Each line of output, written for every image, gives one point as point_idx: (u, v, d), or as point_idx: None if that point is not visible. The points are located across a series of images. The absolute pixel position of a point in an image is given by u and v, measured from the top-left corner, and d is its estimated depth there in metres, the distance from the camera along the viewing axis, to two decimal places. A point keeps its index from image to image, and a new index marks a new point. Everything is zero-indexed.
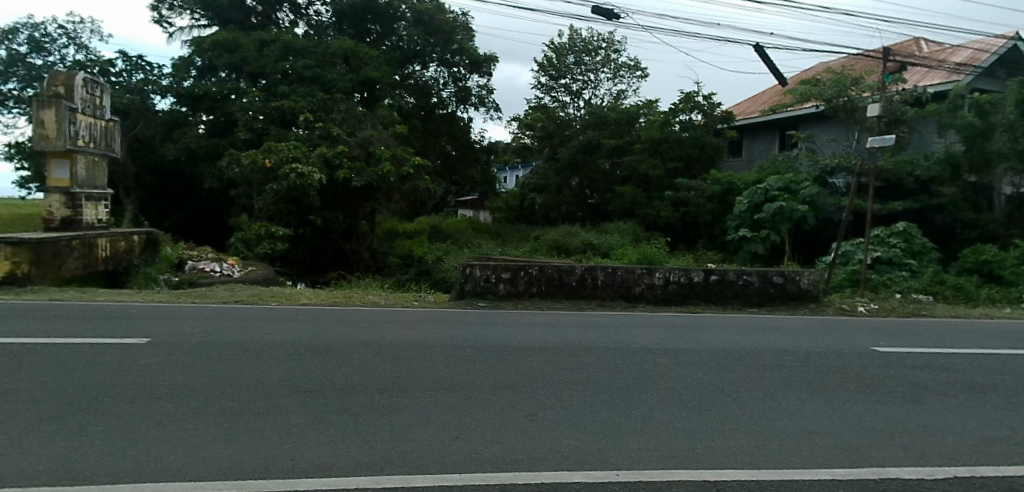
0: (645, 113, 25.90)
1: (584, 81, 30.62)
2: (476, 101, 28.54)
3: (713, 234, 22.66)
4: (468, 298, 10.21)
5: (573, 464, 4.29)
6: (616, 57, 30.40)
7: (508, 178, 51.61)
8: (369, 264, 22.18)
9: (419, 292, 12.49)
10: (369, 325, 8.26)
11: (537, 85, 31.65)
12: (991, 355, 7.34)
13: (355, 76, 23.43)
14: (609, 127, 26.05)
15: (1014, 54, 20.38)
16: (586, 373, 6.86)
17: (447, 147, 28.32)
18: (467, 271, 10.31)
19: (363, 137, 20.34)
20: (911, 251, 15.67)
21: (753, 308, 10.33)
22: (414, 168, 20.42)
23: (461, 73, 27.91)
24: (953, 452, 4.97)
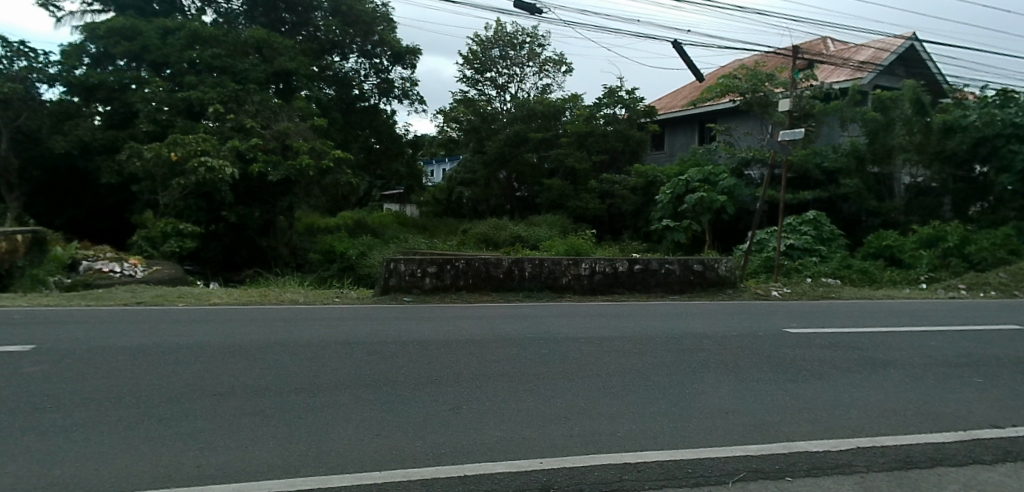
0: (570, 107, 26.25)
1: (509, 75, 30.65)
2: (399, 94, 27.52)
3: (638, 225, 23.54)
4: (391, 294, 9.83)
5: (498, 453, 3.98)
6: (542, 51, 30.62)
7: (435, 172, 50.53)
8: (288, 260, 21.12)
9: (339, 288, 11.75)
10: (287, 323, 7.00)
11: (462, 79, 31.32)
12: (896, 336, 7.85)
13: (269, 67, 21.92)
14: (537, 121, 25.92)
15: (910, 54, 22.00)
16: (511, 363, 5.90)
17: (370, 139, 26.91)
18: (391, 265, 9.94)
19: (279, 130, 19.39)
20: (823, 238, 16.64)
21: (673, 295, 10.82)
22: (335, 161, 19.75)
23: (384, 64, 26.74)
24: (852, 423, 5.18)
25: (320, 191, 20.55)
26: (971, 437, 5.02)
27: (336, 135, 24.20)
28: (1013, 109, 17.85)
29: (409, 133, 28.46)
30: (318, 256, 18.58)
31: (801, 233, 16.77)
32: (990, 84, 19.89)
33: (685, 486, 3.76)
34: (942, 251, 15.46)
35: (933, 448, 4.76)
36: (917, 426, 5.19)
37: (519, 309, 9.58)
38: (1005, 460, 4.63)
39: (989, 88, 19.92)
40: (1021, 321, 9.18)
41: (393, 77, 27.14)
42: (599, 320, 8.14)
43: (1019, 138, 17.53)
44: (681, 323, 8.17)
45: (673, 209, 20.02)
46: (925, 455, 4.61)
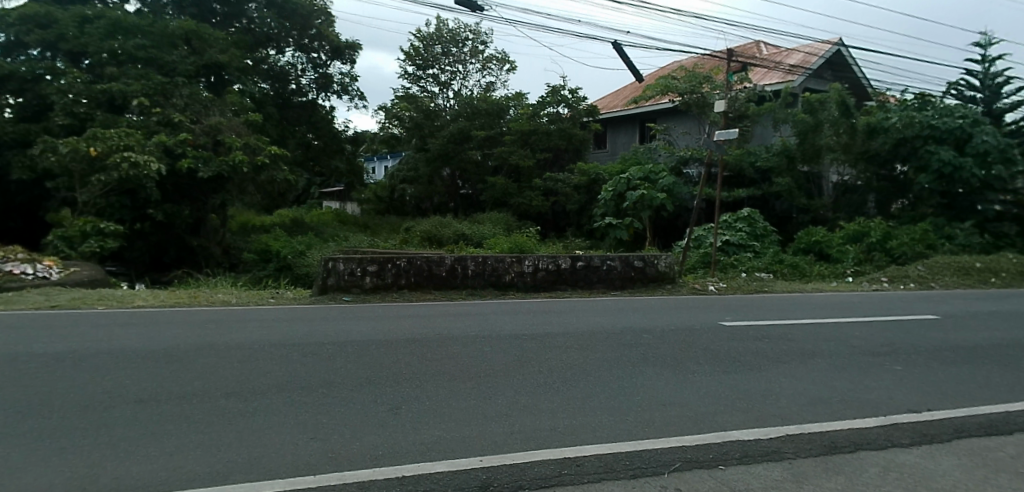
0: (514, 106, 26.35)
1: (452, 72, 30.49)
2: (339, 89, 26.92)
3: (581, 222, 23.82)
4: (330, 293, 9.63)
5: (438, 453, 3.95)
6: (484, 49, 30.61)
7: (377, 169, 49.76)
8: (220, 260, 20.46)
9: (277, 288, 11.43)
10: (215, 326, 6.73)
11: (403, 75, 30.97)
12: (823, 328, 8.24)
13: (199, 59, 21.05)
14: (481, 118, 25.79)
15: (836, 58, 23.09)
16: (453, 362, 5.86)
17: (308, 135, 26.21)
18: (329, 264, 9.73)
19: (210, 125, 18.70)
20: (757, 234, 17.25)
21: (615, 290, 11.03)
22: (270, 157, 19.17)
23: (322, 58, 26.08)
24: (783, 411, 5.41)
25: (256, 188, 20.07)
26: (891, 422, 5.33)
27: (272, 131, 23.50)
28: (929, 112, 18.98)
29: (349, 130, 27.91)
30: (253, 255, 17.96)
31: (736, 229, 17.35)
32: (909, 88, 21.06)
33: (623, 479, 3.84)
34: (866, 246, 16.30)
35: (856, 433, 5.03)
36: (842, 413, 5.47)
37: (462, 307, 9.54)
38: (921, 443, 4.95)
39: (908, 91, 21.08)
40: (933, 310, 9.80)
41: (331, 72, 26.50)
42: (541, 316, 8.21)
43: (935, 139, 18.65)
44: (621, 319, 8.33)
45: (615, 206, 20.39)
46: (849, 440, 4.87)
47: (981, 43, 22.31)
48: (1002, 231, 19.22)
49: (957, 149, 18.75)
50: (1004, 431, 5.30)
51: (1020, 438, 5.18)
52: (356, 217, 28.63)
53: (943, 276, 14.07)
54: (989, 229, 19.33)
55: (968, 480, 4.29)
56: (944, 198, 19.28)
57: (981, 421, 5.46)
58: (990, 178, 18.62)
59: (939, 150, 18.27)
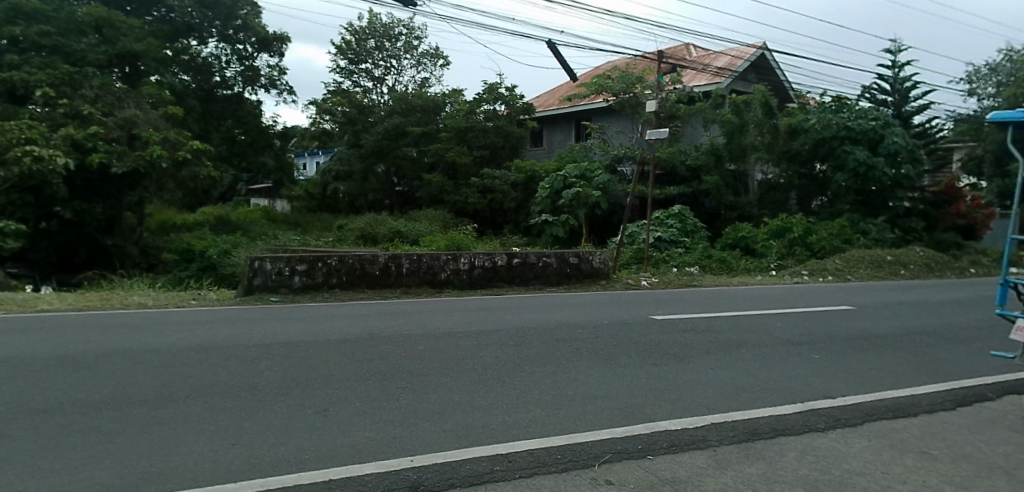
0: (450, 102, 26.27)
1: (386, 67, 30.05)
2: (266, 83, 26.03)
3: (518, 219, 23.90)
4: (257, 294, 9.31)
5: (367, 454, 3.89)
6: (419, 44, 30.29)
7: (308, 164, 48.36)
8: (137, 260, 19.20)
9: (200, 289, 10.97)
10: (128, 330, 6.38)
11: (335, 69, 30.29)
12: (746, 319, 8.63)
13: (111, 48, 19.82)
14: (415, 115, 25.87)
15: (761, 61, 24.15)
16: (385, 362, 5.78)
17: (234, 130, 25.21)
18: (255, 263, 9.40)
19: (124, 117, 17.64)
20: (687, 230, 17.80)
21: (551, 286, 11.17)
22: (192, 153, 18.59)
23: (248, 50, 25.12)
24: (708, 401, 5.62)
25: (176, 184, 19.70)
26: (809, 408, 5.64)
27: (195, 126, 22.85)
28: (846, 115, 20.09)
29: (278, 125, 26.98)
30: (174, 255, 17.09)
31: (668, 226, 17.83)
32: (827, 91, 22.24)
33: (554, 472, 3.90)
34: (788, 241, 17.12)
35: (777, 419, 5.29)
36: (764, 401, 5.74)
37: (396, 305, 9.42)
38: (835, 427, 5.26)
39: (827, 95, 22.25)
40: (848, 301, 10.43)
41: (259, 65, 25.64)
42: (477, 314, 8.21)
43: (850, 140, 19.77)
44: (555, 314, 8.44)
45: (551, 204, 20.64)
46: (770, 427, 5.12)
47: (890, 51, 23.82)
48: (911, 226, 20.63)
49: (871, 149, 19.94)
50: (908, 414, 5.70)
51: (921, 420, 5.58)
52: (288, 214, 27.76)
53: (857, 269, 14.99)
54: (899, 224, 20.69)
55: (876, 461, 4.58)
56: (859, 196, 20.51)
57: (887, 404, 5.86)
58: (900, 177, 19.91)
59: (854, 151, 19.41)
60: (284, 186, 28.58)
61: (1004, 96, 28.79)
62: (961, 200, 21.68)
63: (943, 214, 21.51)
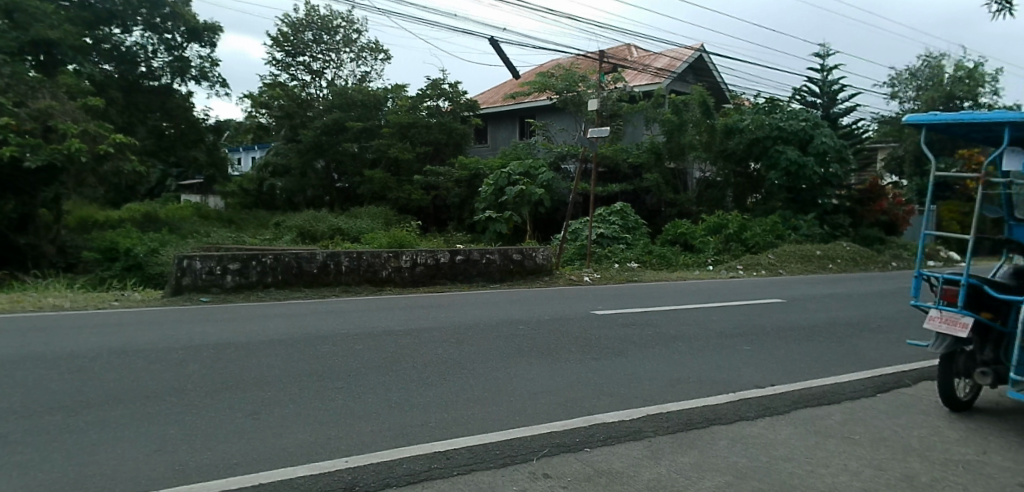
0: (392, 97, 25.83)
1: (325, 60, 29.41)
2: (197, 75, 25.00)
3: (462, 216, 23.67)
4: (186, 294, 8.96)
5: (298, 457, 3.80)
6: (358, 37, 29.74)
7: (244, 160, 46.72)
8: (55, 260, 18.16)
9: (123, 290, 10.45)
10: (39, 334, 6.03)
11: (271, 61, 29.49)
12: (681, 313, 8.91)
13: (24, 35, 18.63)
14: (356, 110, 25.47)
15: (698, 63, 24.95)
16: (322, 363, 5.67)
17: (162, 123, 24.21)
18: (185, 262, 9.05)
19: (39, 108, 16.68)
20: (629, 227, 18.13)
21: (494, 283, 11.20)
22: (115, 146, 17.80)
23: (176, 40, 24.15)
24: (645, 393, 5.77)
25: (98, 180, 18.69)
26: (740, 398, 5.86)
27: (118, 118, 21.80)
28: (778, 116, 20.85)
29: (211, 118, 26.02)
30: (96, 254, 16.16)
31: (610, 223, 18.10)
32: (761, 93, 23.10)
33: (492, 468, 3.92)
34: (724, 237, 17.71)
35: (709, 409, 5.48)
36: (698, 392, 5.93)
37: (335, 303, 9.25)
38: (764, 415, 5.49)
39: (760, 96, 23.10)
40: (779, 294, 10.89)
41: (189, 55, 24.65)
42: (418, 311, 8.15)
43: (783, 140, 20.58)
44: (497, 311, 8.46)
45: (495, 201, 20.51)
46: (702, 417, 5.29)
47: (819, 55, 24.93)
48: (838, 222, 21.72)
49: (802, 149, 20.83)
50: (832, 401, 6.01)
51: (843, 406, 5.89)
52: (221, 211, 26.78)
53: (788, 263, 15.67)
54: (827, 221, 21.75)
55: (802, 447, 4.80)
56: (791, 193, 21.42)
57: (813, 392, 6.16)
58: (828, 176, 20.89)
59: (786, 150, 20.22)
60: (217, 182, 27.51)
61: (923, 99, 30.63)
62: (884, 198, 22.95)
63: (868, 212, 22.69)
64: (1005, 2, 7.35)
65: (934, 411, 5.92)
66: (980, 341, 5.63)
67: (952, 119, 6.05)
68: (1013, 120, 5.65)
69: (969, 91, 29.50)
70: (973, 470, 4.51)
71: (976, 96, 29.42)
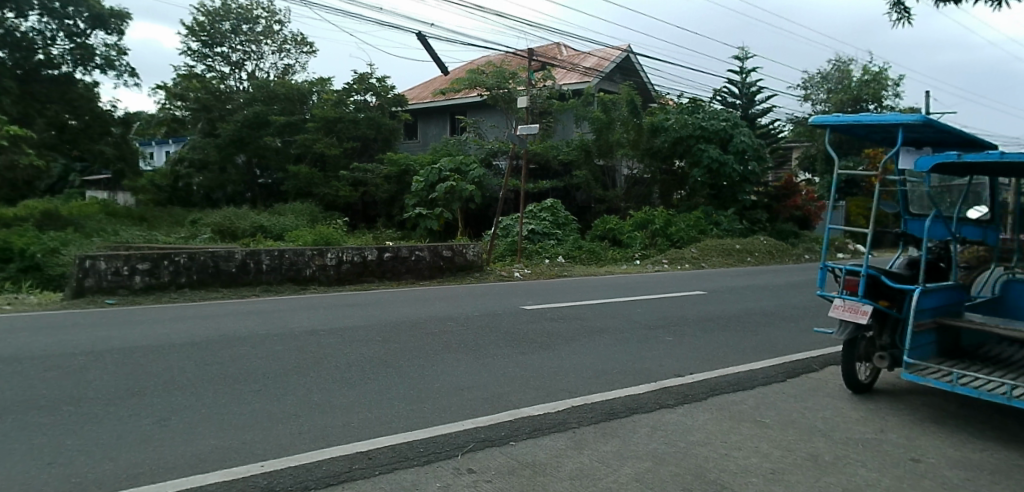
0: (317, 91, 25.20)
1: (245, 52, 28.36)
2: (103, 64, 23.51)
3: (391, 213, 23.38)
4: (88, 297, 8.45)
5: (212, 463, 3.67)
6: (279, 29, 28.79)
7: (157, 153, 44.25)
8: None
9: (16, 293, 9.73)
10: None
11: (186, 51, 28.16)
12: (604, 307, 9.15)
13: None
14: (278, 103, 24.75)
15: (625, 63, 25.59)
16: (238, 365, 5.48)
17: (64, 114, 22.62)
18: (88, 263, 8.53)
19: None
20: (559, 223, 18.34)
21: (423, 281, 11.17)
22: (8, 138, 16.44)
23: (78, 27, 22.60)
24: (571, 386, 5.90)
25: None
26: (661, 387, 6.09)
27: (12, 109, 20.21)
28: (702, 115, 21.67)
29: (118, 110, 24.50)
30: None
31: (540, 219, 18.28)
32: (684, 93, 23.95)
33: (416, 465, 3.92)
34: (650, 232, 18.29)
35: (632, 399, 5.67)
36: (622, 382, 6.12)
37: (252, 303, 8.97)
38: (683, 402, 5.73)
39: (684, 96, 23.95)
40: (700, 287, 11.35)
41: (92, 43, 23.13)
42: (343, 310, 8.01)
43: (705, 139, 21.42)
44: (425, 308, 8.42)
45: (426, 198, 20.36)
46: (625, 406, 5.47)
47: (738, 58, 26.08)
48: (757, 217, 22.88)
49: (722, 147, 21.78)
50: (746, 387, 6.33)
51: (756, 391, 6.22)
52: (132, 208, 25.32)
53: (710, 257, 16.37)
54: (747, 216, 22.84)
55: (717, 432, 5.04)
56: (713, 190, 22.31)
57: (729, 380, 6.47)
58: (747, 174, 21.93)
59: (708, 149, 21.06)
60: (127, 177, 25.92)
61: (834, 101, 32.63)
62: (799, 195, 24.29)
63: (783, 207, 23.97)
64: (906, 12, 7.88)
65: (839, 394, 6.33)
66: (879, 326, 6.07)
67: (852, 121, 6.49)
68: (905, 121, 6.12)
69: (875, 94, 31.63)
70: (871, 447, 4.86)
71: (880, 98, 31.58)
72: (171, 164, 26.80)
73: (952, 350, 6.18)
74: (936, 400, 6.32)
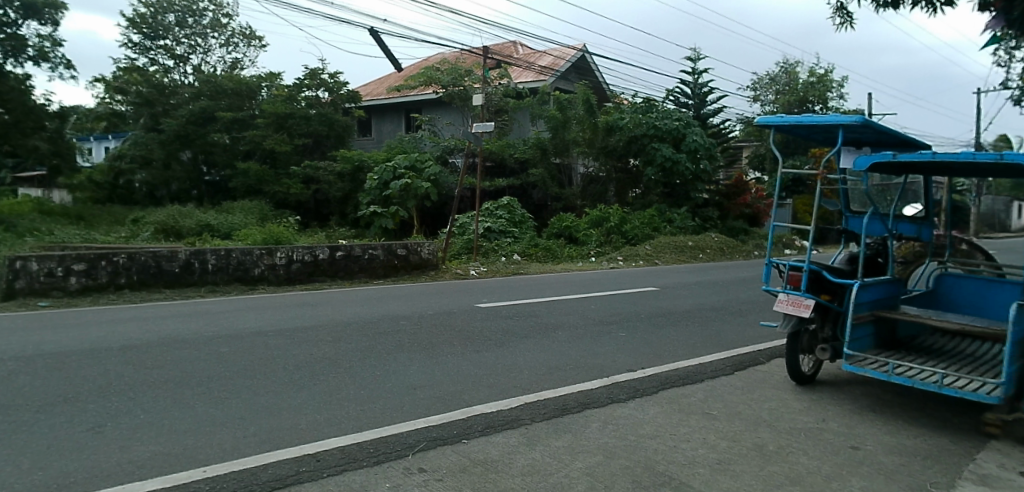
0: (267, 86, 24.65)
1: (190, 45, 27.50)
2: (36, 55, 22.42)
3: (345, 211, 23.04)
4: (20, 300, 8.06)
5: (152, 470, 3.55)
6: (228, 22, 28.04)
7: (97, 149, 42.36)
8: None
9: None
10: None
11: (126, 44, 27.11)
12: (555, 304, 9.24)
13: None
14: (226, 99, 24.12)
15: (580, 62, 25.85)
16: (180, 368, 5.32)
17: None
18: (18, 263, 8.14)
19: None
20: (515, 221, 18.36)
21: (378, 279, 11.08)
22: None
23: (9, 16, 21.52)
24: (524, 382, 5.95)
25: None
26: (612, 382, 6.18)
27: None
28: (655, 115, 22.08)
29: (53, 104, 23.37)
30: None
31: (496, 216, 18.30)
32: (637, 93, 24.38)
33: (365, 467, 3.88)
34: (605, 230, 18.52)
35: (584, 394, 5.75)
36: (575, 378, 6.20)
37: (196, 304, 8.71)
38: (634, 396, 5.84)
39: (638, 96, 24.34)
40: (651, 284, 11.56)
41: (24, 34, 22.02)
42: (293, 310, 7.88)
43: (658, 138, 21.84)
44: (377, 307, 8.36)
45: (380, 195, 19.92)
46: (578, 402, 5.54)
47: (690, 59, 26.66)
48: (708, 215, 23.45)
49: (675, 146, 22.25)
50: (696, 380, 6.49)
51: (705, 385, 6.39)
52: (69, 207, 24.19)
53: (664, 254, 16.72)
54: (699, 214, 23.39)
55: (666, 424, 5.16)
56: (666, 188, 22.76)
57: (680, 373, 6.62)
58: (699, 172, 22.47)
59: (661, 147, 21.48)
60: (64, 173, 24.75)
61: (782, 102, 33.74)
62: (748, 193, 25.01)
63: (733, 205, 24.61)
64: (845, 16, 8.17)
65: (783, 385, 6.55)
66: (821, 319, 6.30)
67: (795, 121, 6.70)
68: (844, 122, 6.37)
69: (820, 96, 32.88)
70: (814, 436, 5.05)
71: (825, 100, 32.84)
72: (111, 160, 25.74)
73: (889, 341, 6.47)
74: (874, 389, 6.61)
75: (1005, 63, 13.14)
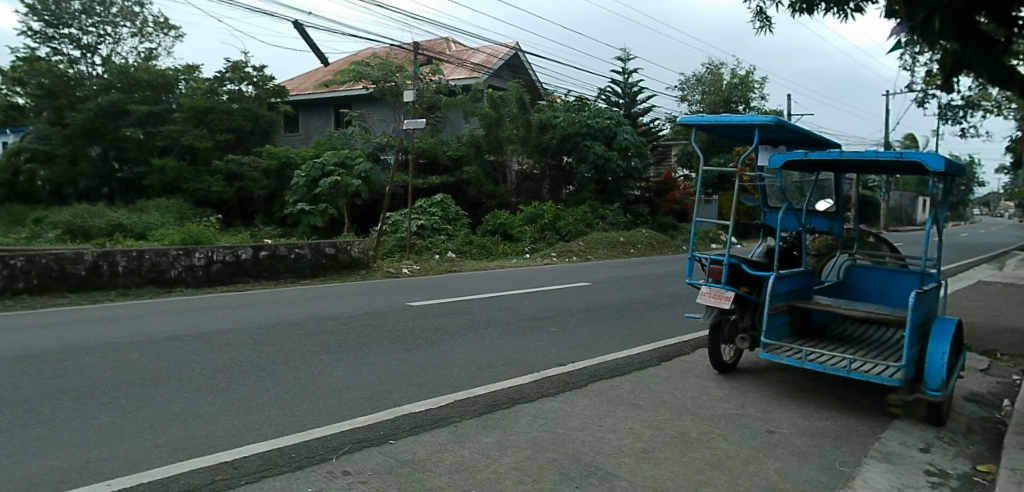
0: (184, 79, 23.62)
1: (98, 34, 25.91)
2: None
3: (271, 209, 22.29)
4: None
5: (48, 485, 3.35)
6: (141, 11, 26.60)
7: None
8: None
9: None
10: None
11: (25, 32, 25.23)
12: (483, 301, 9.29)
13: None
14: (140, 91, 22.86)
15: (513, 60, 26.03)
16: (84, 377, 5.03)
17: None
18: None
19: None
20: (449, 218, 18.25)
21: (305, 279, 10.82)
22: None
23: None
24: (454, 380, 5.96)
25: None
26: (542, 376, 6.29)
27: None
28: (587, 113, 22.54)
29: None
30: None
31: (430, 214, 18.15)
32: (569, 92, 24.78)
33: (285, 472, 3.79)
34: (540, 226, 18.69)
35: (515, 389, 5.82)
36: (505, 374, 6.25)
37: (102, 308, 8.20)
38: (564, 390, 5.96)
39: (570, 94, 24.74)
40: (582, 279, 11.78)
41: None
42: (211, 313, 7.58)
43: (591, 136, 22.29)
44: (304, 308, 8.18)
45: (309, 193, 19.36)
46: (508, 397, 5.59)
47: (621, 59, 27.30)
48: (640, 211, 24.12)
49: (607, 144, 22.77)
50: (625, 372, 6.69)
51: (633, 376, 6.58)
52: None
53: (596, 249, 17.05)
54: (631, 210, 24.01)
55: (594, 416, 5.29)
56: (598, 185, 23.23)
57: (609, 366, 6.80)
58: (629, 169, 23.11)
59: (594, 146, 21.95)
60: None
61: (708, 102, 35.10)
62: (676, 190, 25.87)
63: (663, 202, 25.41)
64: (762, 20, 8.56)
65: (706, 374, 6.83)
66: (740, 310, 6.59)
67: (714, 121, 6.97)
68: (761, 121, 6.70)
69: (743, 96, 34.41)
70: (734, 422, 5.30)
71: (748, 100, 34.37)
72: (9, 155, 23.87)
73: (803, 330, 6.84)
74: (790, 376, 6.99)
75: (907, 66, 14.13)
